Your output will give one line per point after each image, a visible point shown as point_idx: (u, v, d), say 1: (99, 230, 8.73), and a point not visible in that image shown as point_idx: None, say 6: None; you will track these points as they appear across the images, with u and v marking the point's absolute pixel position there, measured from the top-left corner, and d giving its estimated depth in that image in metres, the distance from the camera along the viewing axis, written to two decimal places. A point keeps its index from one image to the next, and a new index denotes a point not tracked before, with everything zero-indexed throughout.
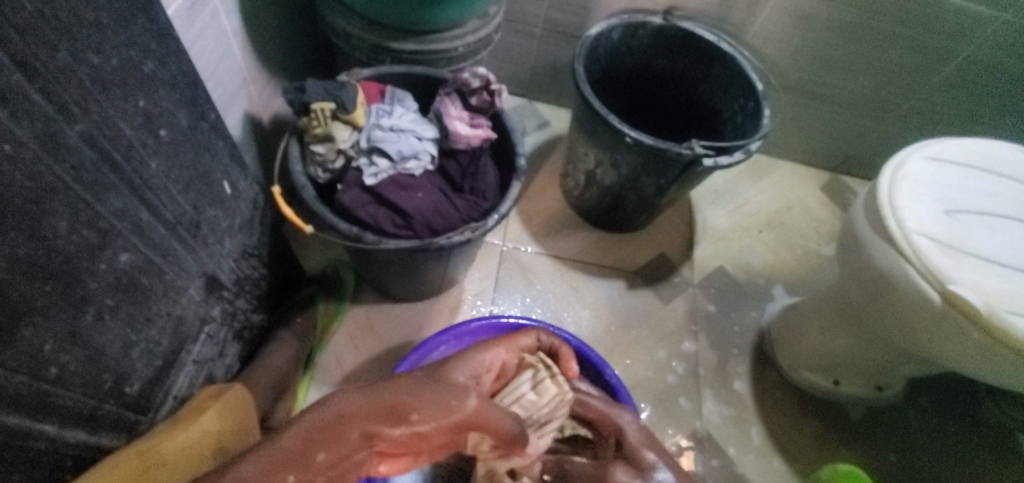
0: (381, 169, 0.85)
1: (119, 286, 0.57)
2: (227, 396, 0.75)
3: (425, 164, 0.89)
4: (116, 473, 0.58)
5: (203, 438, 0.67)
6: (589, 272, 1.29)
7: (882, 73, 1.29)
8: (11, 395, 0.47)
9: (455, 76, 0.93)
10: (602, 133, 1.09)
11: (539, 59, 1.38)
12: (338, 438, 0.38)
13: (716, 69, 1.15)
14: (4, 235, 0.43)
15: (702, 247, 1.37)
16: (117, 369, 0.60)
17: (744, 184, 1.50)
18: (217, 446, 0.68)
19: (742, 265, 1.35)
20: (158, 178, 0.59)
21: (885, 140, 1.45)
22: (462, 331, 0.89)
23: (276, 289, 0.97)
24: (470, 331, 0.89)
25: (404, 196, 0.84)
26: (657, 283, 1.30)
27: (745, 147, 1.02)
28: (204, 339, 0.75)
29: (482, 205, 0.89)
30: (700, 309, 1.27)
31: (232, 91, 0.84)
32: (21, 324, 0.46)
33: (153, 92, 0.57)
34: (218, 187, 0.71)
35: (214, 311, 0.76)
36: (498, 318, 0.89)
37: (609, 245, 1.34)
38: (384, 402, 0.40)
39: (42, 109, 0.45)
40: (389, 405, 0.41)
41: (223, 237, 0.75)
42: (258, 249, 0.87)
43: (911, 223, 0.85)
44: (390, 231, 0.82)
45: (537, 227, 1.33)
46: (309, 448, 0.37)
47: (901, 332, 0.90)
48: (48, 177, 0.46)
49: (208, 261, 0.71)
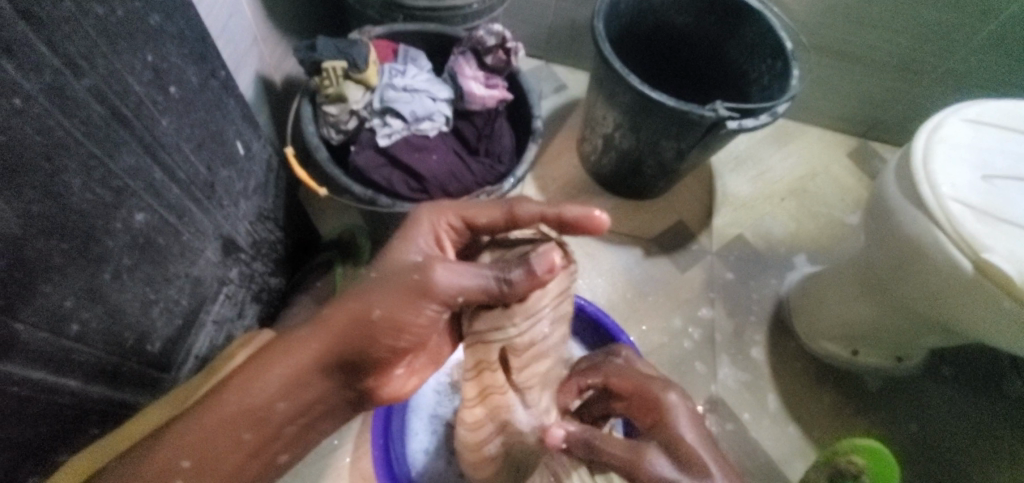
0: (395, 130, 0.83)
1: (136, 246, 0.57)
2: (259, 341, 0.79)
3: (440, 126, 0.87)
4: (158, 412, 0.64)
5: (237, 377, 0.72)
6: (606, 238, 1.28)
7: (920, 31, 1.22)
8: (33, 351, 0.48)
9: (470, 34, 0.89)
10: (622, 95, 1.05)
11: (557, 18, 1.33)
12: (369, 323, 0.53)
13: (742, 26, 1.09)
14: (19, 191, 0.43)
15: (722, 214, 1.34)
16: (138, 328, 0.60)
17: (768, 150, 1.45)
18: None
19: (763, 233, 1.32)
20: (171, 137, 0.58)
21: (920, 104, 1.38)
22: None
23: (292, 253, 0.97)
24: None
25: (418, 158, 0.83)
26: (674, 251, 1.28)
27: (771, 109, 0.98)
28: (223, 300, 0.76)
29: (498, 169, 0.87)
30: (718, 277, 1.25)
31: (242, 50, 0.82)
32: (39, 280, 0.46)
33: (161, 47, 0.56)
34: (231, 147, 0.70)
35: (231, 272, 0.76)
36: None
37: (627, 212, 1.32)
38: (399, 302, 0.51)
39: (48, 62, 0.43)
40: (404, 303, 0.51)
41: (238, 199, 0.74)
42: (273, 212, 0.86)
43: (945, 188, 0.81)
44: (405, 194, 0.81)
45: (553, 193, 1.31)
46: (354, 328, 0.53)
47: (928, 301, 0.88)
48: (59, 132, 0.45)
49: (223, 222, 0.71)
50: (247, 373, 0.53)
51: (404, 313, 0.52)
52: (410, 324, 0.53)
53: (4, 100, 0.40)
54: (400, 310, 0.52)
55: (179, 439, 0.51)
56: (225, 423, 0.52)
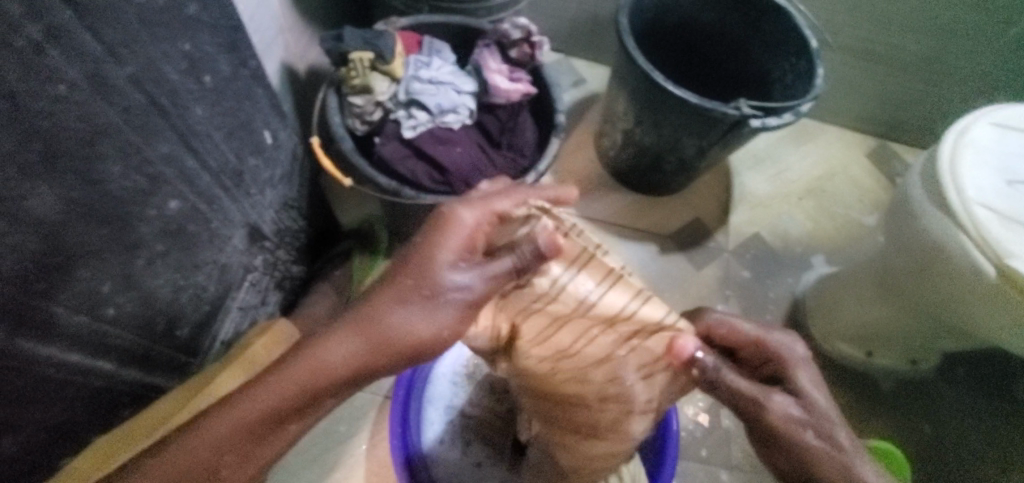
0: (419, 122, 0.84)
1: (168, 233, 0.57)
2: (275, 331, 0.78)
3: (463, 119, 0.87)
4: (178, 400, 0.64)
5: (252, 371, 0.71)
6: (621, 234, 1.28)
7: (948, 31, 1.19)
8: (71, 334, 0.49)
9: (496, 27, 0.89)
10: (644, 90, 1.05)
11: (578, 11, 1.32)
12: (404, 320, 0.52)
13: (767, 24, 1.08)
14: (62, 176, 0.43)
15: (739, 212, 1.33)
16: (168, 313, 0.61)
17: (786, 149, 1.43)
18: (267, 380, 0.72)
19: (780, 233, 1.32)
20: (204, 126, 0.59)
21: (944, 105, 1.36)
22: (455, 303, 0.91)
23: (314, 242, 0.98)
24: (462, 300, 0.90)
25: (442, 150, 0.83)
26: (690, 248, 1.27)
27: (796, 109, 0.97)
28: (248, 287, 0.77)
29: (520, 163, 0.86)
30: (734, 275, 1.25)
31: (270, 39, 0.83)
32: (78, 265, 0.47)
33: (197, 36, 0.56)
34: (259, 136, 0.71)
35: (256, 260, 0.77)
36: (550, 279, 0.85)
37: (643, 208, 1.31)
38: (433, 295, 0.52)
39: (91, 49, 0.44)
40: (437, 295, 0.52)
41: (264, 188, 0.75)
42: (296, 201, 0.87)
43: (971, 193, 0.80)
44: (428, 187, 0.81)
45: (570, 187, 1.31)
46: (386, 327, 0.52)
47: (949, 306, 0.87)
48: (100, 119, 0.46)
49: (250, 211, 0.72)
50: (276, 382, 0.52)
51: (441, 312, 0.52)
52: (434, 335, 0.53)
53: (50, 86, 0.41)
54: (430, 320, 0.52)
55: (202, 442, 0.52)
56: (245, 427, 0.52)
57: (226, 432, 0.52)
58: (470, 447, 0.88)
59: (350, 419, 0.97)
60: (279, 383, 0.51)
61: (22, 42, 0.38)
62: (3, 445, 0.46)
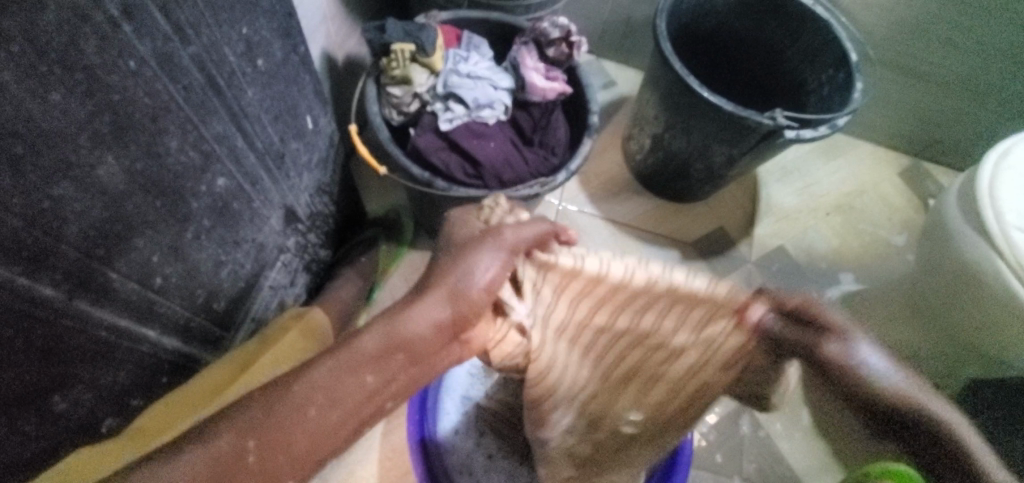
0: (456, 115, 0.85)
1: (214, 209, 0.59)
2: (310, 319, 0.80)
3: (499, 115, 0.88)
4: (224, 372, 0.67)
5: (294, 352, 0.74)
6: (643, 238, 1.28)
7: (992, 53, 1.17)
8: (124, 299, 0.51)
9: (534, 25, 0.90)
10: (678, 96, 1.05)
11: (614, 13, 1.32)
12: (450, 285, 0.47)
13: (805, 35, 1.08)
14: (126, 147, 0.45)
15: (765, 224, 1.33)
16: (209, 286, 0.64)
17: (816, 162, 1.42)
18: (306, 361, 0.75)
19: (805, 247, 1.30)
20: (255, 109, 0.61)
21: (982, 127, 1.34)
22: None
23: (342, 227, 1.00)
24: None
25: (477, 144, 0.84)
26: (713, 256, 1.27)
27: (831, 122, 0.96)
28: (280, 267, 0.79)
29: (551, 161, 0.87)
30: (756, 287, 1.25)
31: (314, 27, 0.85)
32: (134, 234, 0.49)
33: (254, 21, 0.58)
34: (301, 120, 0.73)
35: (289, 241, 0.80)
36: None
37: (667, 214, 1.31)
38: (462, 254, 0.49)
39: (161, 28, 0.46)
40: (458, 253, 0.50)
41: (302, 171, 0.77)
42: (330, 186, 0.89)
43: (1010, 216, 0.79)
44: (461, 180, 0.82)
45: (594, 189, 1.31)
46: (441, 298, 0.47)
47: (979, 330, 0.85)
48: (165, 96, 0.48)
49: (288, 193, 0.74)
50: (352, 357, 0.43)
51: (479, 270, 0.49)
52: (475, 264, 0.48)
53: (123, 61, 0.43)
54: (473, 258, 0.49)
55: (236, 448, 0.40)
56: (335, 420, 0.42)
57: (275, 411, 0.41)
58: (482, 439, 0.89)
59: None
60: (330, 363, 0.43)
61: (102, 18, 0.40)
62: (55, 401, 0.49)
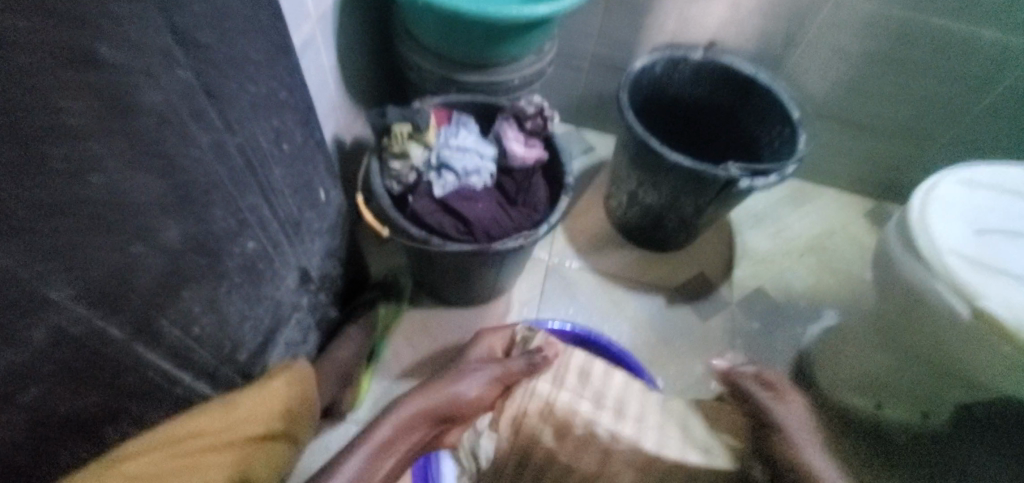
0: (448, 183, 0.99)
1: (240, 267, 0.69)
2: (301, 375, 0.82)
3: (486, 180, 1.02)
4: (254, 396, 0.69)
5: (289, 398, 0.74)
6: (630, 287, 1.38)
7: (920, 102, 1.34)
8: (167, 344, 0.60)
9: (513, 103, 1.05)
10: (645, 158, 1.19)
11: (587, 88, 1.51)
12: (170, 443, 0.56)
13: (752, 99, 1.24)
14: (184, 217, 0.57)
15: (743, 268, 1.46)
16: (237, 338, 0.74)
17: (784, 211, 1.57)
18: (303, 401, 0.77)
19: (781, 289, 1.43)
20: (276, 181, 0.73)
21: (929, 167, 1.48)
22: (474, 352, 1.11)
23: (347, 290, 1.14)
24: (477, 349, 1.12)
25: (467, 205, 0.97)
26: (697, 300, 1.38)
27: (780, 171, 1.09)
28: (293, 324, 0.90)
29: (534, 217, 0.99)
30: (740, 327, 1.35)
31: (327, 117, 1.00)
32: (180, 289, 0.59)
33: (282, 114, 0.72)
34: (316, 193, 0.86)
35: (302, 300, 0.91)
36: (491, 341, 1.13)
37: (649, 263, 1.43)
38: None
39: (214, 122, 0.59)
40: None
41: (316, 236, 0.89)
42: (338, 251, 1.01)
43: (942, 243, 0.90)
44: (454, 236, 0.94)
45: (581, 243, 1.43)
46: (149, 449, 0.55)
47: (933, 343, 0.93)
48: (216, 176, 0.60)
49: (304, 255, 0.86)
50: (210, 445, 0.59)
51: None
52: None
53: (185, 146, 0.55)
54: None
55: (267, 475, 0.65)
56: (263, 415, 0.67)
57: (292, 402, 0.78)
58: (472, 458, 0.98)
59: (371, 456, 1.07)
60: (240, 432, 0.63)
61: (142, 114, 0.49)
62: (107, 431, 0.58)
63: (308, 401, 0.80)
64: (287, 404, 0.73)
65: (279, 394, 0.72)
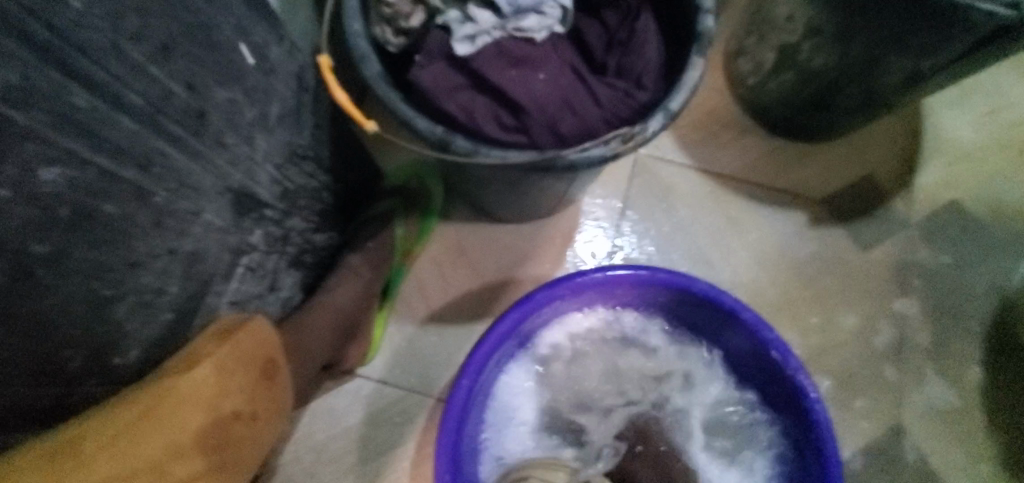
0: (482, 28, 0.54)
1: (39, 232, 0.34)
2: (242, 337, 0.51)
3: (552, 25, 0.56)
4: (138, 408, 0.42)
5: (210, 390, 0.46)
6: (755, 196, 0.94)
7: None
8: None
9: None
10: None
11: None
12: None
13: None
14: None
15: (932, 168, 0.95)
16: (88, 345, 0.42)
17: (1007, 75, 1.00)
18: (233, 381, 0.48)
19: (987, 202, 0.94)
20: (95, 28, 0.34)
21: None
22: (533, 305, 0.71)
23: (345, 202, 0.78)
24: (538, 303, 0.71)
25: (517, 75, 0.53)
26: (853, 218, 0.93)
27: None
28: (243, 274, 0.57)
29: (638, 97, 0.55)
30: (918, 260, 0.91)
31: None
32: None
33: None
34: (230, 54, 0.46)
35: (249, 238, 0.56)
36: (561, 287, 0.71)
37: (789, 159, 0.96)
38: None
39: None
40: None
41: (254, 135, 0.51)
42: (314, 150, 0.64)
43: None
44: (493, 137, 0.52)
45: (687, 129, 0.96)
46: None
47: None
48: None
49: (229, 170, 0.49)
50: None
51: None
52: None
53: None
54: None
55: None
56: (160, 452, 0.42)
57: (216, 384, 0.46)
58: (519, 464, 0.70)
59: (389, 424, 0.81)
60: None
61: None
62: None
63: (260, 382, 0.52)
64: (217, 413, 0.46)
65: (196, 394, 0.45)
